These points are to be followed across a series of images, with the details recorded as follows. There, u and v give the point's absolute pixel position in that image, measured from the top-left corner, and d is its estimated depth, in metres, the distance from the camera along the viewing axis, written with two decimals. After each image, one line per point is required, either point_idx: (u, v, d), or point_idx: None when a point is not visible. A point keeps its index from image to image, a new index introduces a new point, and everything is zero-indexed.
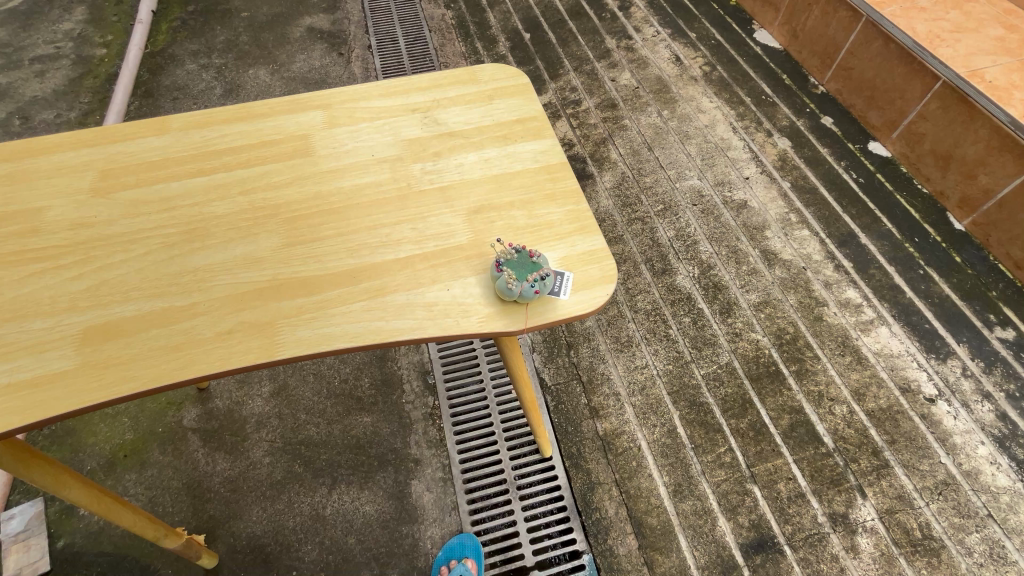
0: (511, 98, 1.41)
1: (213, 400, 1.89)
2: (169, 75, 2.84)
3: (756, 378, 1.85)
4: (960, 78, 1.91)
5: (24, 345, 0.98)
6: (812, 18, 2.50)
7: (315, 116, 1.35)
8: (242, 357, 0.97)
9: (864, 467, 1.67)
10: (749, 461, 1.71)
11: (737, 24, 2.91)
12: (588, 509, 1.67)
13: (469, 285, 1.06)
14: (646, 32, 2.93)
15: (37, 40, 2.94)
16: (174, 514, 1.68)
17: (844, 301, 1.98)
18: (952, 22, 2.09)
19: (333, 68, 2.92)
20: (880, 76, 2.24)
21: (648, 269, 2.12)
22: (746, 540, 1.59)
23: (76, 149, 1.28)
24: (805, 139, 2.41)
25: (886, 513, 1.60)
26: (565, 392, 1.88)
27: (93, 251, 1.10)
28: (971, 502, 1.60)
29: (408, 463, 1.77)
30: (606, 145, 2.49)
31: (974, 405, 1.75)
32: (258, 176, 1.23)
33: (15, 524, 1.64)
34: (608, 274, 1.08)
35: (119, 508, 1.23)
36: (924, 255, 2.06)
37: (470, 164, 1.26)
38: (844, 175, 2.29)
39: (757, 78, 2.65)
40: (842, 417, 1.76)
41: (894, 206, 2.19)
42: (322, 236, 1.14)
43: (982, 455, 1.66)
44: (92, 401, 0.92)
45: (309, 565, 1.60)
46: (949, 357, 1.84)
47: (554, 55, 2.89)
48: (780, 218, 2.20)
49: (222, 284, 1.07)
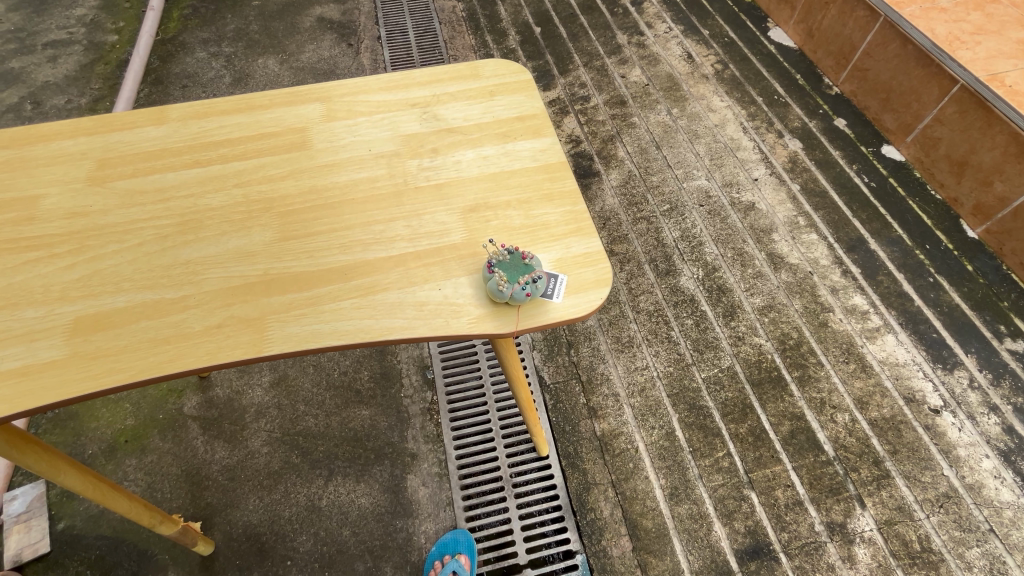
0: (513, 95, 1.39)
1: (214, 388, 1.91)
2: (179, 63, 2.84)
3: (758, 383, 1.83)
4: (979, 82, 1.86)
5: (15, 334, 0.99)
6: (828, 17, 2.44)
7: (315, 109, 1.34)
8: (230, 352, 0.97)
9: (864, 477, 1.64)
10: (747, 467, 1.69)
11: (752, 21, 2.85)
12: (583, 509, 1.66)
13: (462, 285, 1.05)
14: (658, 28, 2.88)
15: (50, 25, 2.95)
16: (172, 500, 1.70)
17: (850, 307, 1.95)
18: (973, 24, 2.03)
19: (342, 59, 2.90)
20: (896, 78, 2.19)
21: (652, 270, 2.09)
22: (742, 546, 1.58)
23: (74, 137, 1.28)
24: (816, 141, 2.37)
25: (885, 524, 1.57)
26: (563, 391, 1.87)
27: (88, 241, 1.11)
28: (973, 516, 1.57)
29: (405, 457, 1.77)
30: (613, 143, 2.46)
31: (980, 418, 1.71)
32: (254, 169, 1.23)
33: (18, 505, 1.67)
34: (602, 278, 1.06)
35: (114, 494, 1.23)
36: (934, 263, 2.02)
37: (468, 161, 1.25)
38: (856, 178, 2.25)
39: (770, 78, 2.60)
40: (844, 425, 1.73)
41: (906, 212, 2.14)
42: (315, 232, 1.13)
43: (987, 468, 1.63)
44: (79, 391, 0.92)
45: (303, 556, 1.61)
46: (956, 368, 1.80)
47: (564, 49, 2.85)
48: (788, 221, 2.16)
49: (214, 278, 1.06)
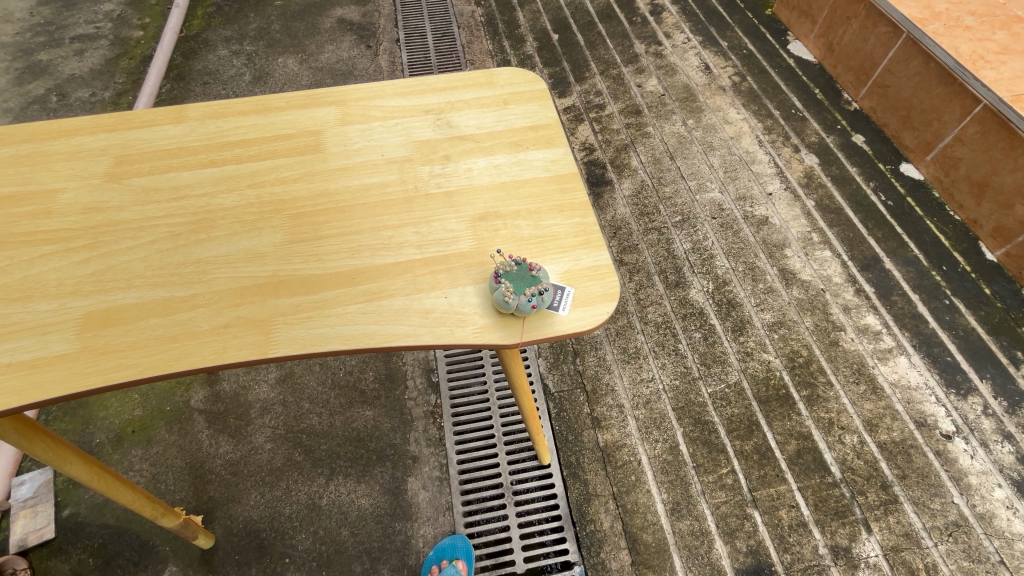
0: (528, 104, 1.39)
1: (222, 383, 1.93)
2: (201, 60, 2.89)
3: (765, 401, 1.80)
4: (1003, 103, 1.82)
5: (27, 326, 1.00)
6: (849, 32, 2.42)
7: (329, 112, 1.35)
8: (236, 352, 0.98)
9: (871, 501, 1.61)
10: (751, 485, 1.67)
11: (772, 34, 2.83)
12: (583, 520, 1.65)
13: (468, 293, 1.05)
14: (676, 38, 2.87)
15: (78, 20, 3.01)
16: (175, 492, 1.72)
17: (862, 327, 1.92)
18: (999, 43, 1.99)
19: (360, 61, 2.92)
20: (917, 96, 2.16)
21: (661, 281, 2.08)
22: (743, 566, 1.55)
23: (94, 133, 1.30)
24: (833, 156, 2.34)
25: (891, 551, 1.54)
26: (567, 400, 1.86)
27: (104, 236, 1.13)
28: (983, 546, 1.53)
29: (406, 460, 1.77)
30: (627, 152, 2.45)
31: (993, 446, 1.67)
32: (268, 170, 1.24)
33: (25, 490, 1.69)
34: (610, 292, 1.06)
35: (119, 485, 1.24)
36: (951, 285, 1.98)
37: (479, 169, 1.25)
38: (872, 196, 2.21)
39: (788, 92, 2.58)
40: (852, 447, 1.70)
41: (923, 232, 2.11)
42: (325, 235, 1.14)
43: (998, 498, 1.59)
44: (87, 385, 0.93)
45: (302, 554, 1.61)
46: (970, 394, 1.76)
47: (581, 57, 2.85)
48: (801, 237, 2.14)
49: (224, 278, 1.08)
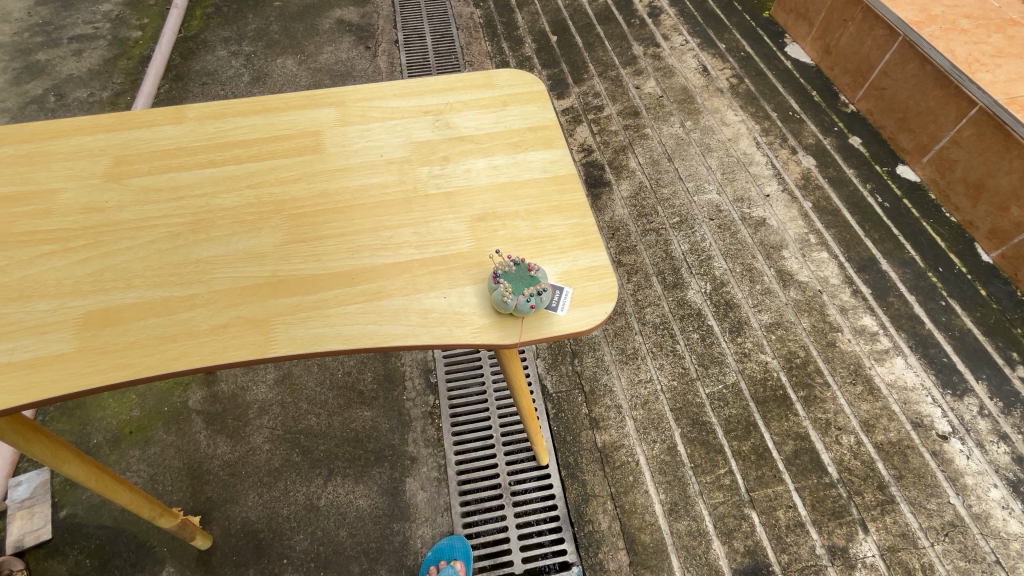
0: (527, 105, 1.40)
1: (219, 383, 1.93)
2: (200, 61, 2.89)
3: (762, 401, 1.81)
4: (998, 105, 1.83)
5: (26, 326, 1.00)
6: (846, 35, 2.43)
7: (328, 113, 1.36)
8: (235, 352, 0.98)
9: (868, 501, 1.62)
10: (749, 486, 1.67)
11: (770, 36, 2.84)
12: (580, 521, 1.65)
13: (467, 294, 1.06)
14: (675, 40, 2.88)
15: (76, 20, 3.01)
16: (173, 493, 1.71)
17: (859, 328, 1.93)
18: (994, 46, 2.00)
19: (359, 62, 2.93)
20: (913, 98, 2.17)
21: (659, 282, 2.08)
22: (740, 566, 1.56)
23: (93, 133, 1.30)
24: (830, 158, 2.35)
25: (888, 551, 1.55)
26: (565, 401, 1.87)
27: (103, 236, 1.13)
28: (979, 546, 1.54)
29: (405, 461, 1.77)
30: (625, 153, 2.46)
31: (989, 446, 1.68)
32: (267, 171, 1.24)
33: (22, 490, 1.69)
34: (608, 292, 1.06)
35: (117, 486, 1.24)
36: (947, 287, 1.99)
37: (478, 170, 1.25)
38: (869, 198, 2.23)
39: (785, 94, 2.59)
40: (849, 447, 1.71)
41: (920, 234, 2.12)
42: (324, 235, 1.14)
43: (994, 498, 1.60)
44: (86, 385, 0.93)
45: (300, 555, 1.61)
46: (966, 395, 1.77)
47: (579, 59, 2.86)
48: (798, 238, 2.15)
49: (223, 278, 1.08)
